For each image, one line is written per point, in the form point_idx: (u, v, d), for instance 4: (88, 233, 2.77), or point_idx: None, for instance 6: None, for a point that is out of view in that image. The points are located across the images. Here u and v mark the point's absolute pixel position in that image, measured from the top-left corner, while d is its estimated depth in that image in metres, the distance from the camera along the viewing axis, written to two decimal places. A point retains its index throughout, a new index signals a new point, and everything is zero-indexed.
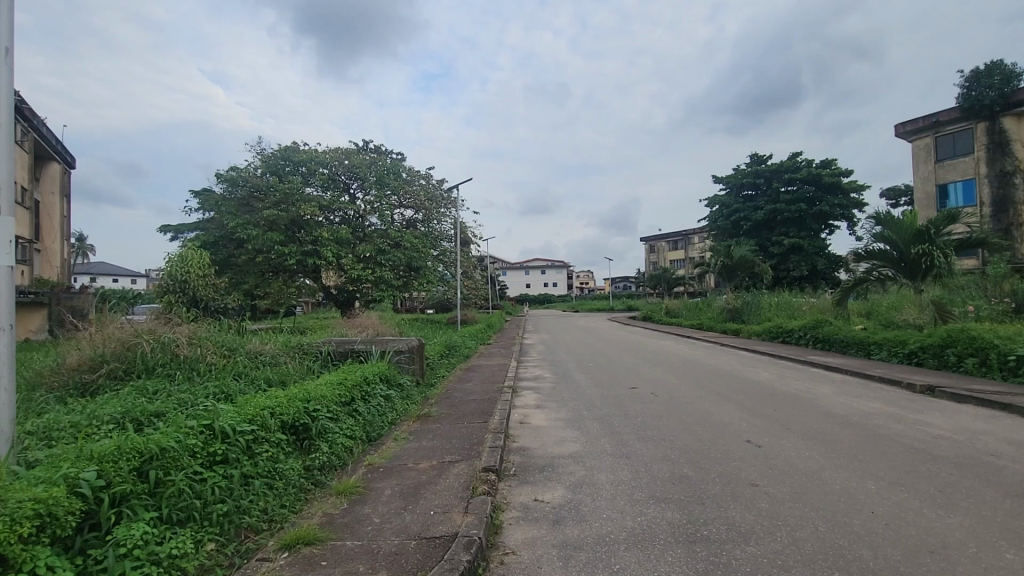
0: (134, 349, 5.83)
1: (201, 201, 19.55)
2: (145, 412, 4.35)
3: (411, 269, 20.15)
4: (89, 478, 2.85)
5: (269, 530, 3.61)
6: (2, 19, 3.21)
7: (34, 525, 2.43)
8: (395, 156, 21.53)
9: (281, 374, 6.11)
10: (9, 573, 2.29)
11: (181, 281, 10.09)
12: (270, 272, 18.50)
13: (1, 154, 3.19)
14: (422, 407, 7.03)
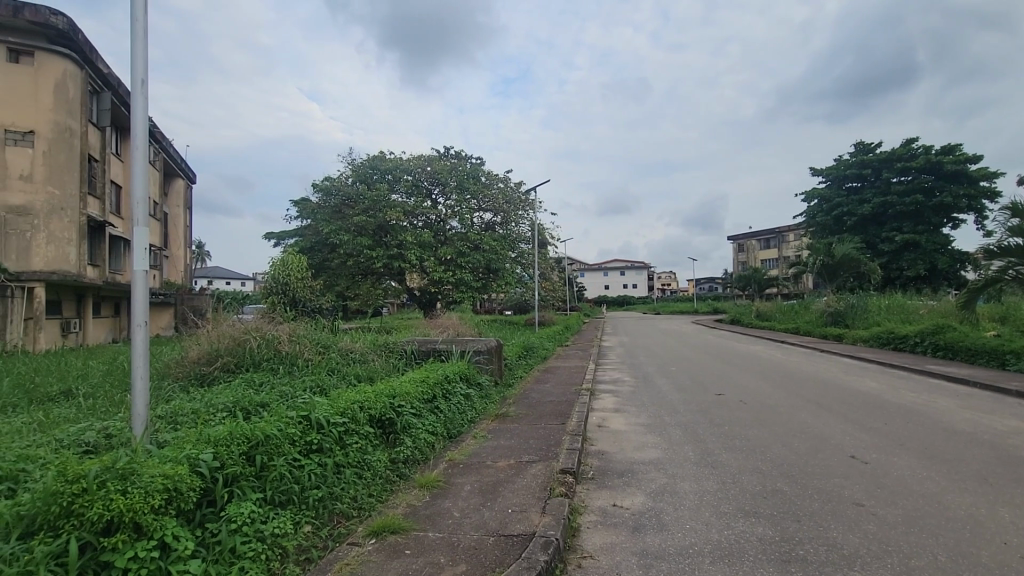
0: (243, 345, 6.43)
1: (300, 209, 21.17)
2: (252, 402, 4.79)
3: (490, 271, 20.58)
4: (206, 459, 3.18)
5: (358, 517, 3.85)
6: (138, 55, 3.67)
7: (163, 498, 2.75)
8: (475, 161, 22.10)
9: (370, 371, 6.48)
10: (143, 539, 2.61)
11: (284, 283, 11.03)
12: (359, 275, 19.69)
13: (137, 172, 3.65)
14: (500, 407, 7.14)
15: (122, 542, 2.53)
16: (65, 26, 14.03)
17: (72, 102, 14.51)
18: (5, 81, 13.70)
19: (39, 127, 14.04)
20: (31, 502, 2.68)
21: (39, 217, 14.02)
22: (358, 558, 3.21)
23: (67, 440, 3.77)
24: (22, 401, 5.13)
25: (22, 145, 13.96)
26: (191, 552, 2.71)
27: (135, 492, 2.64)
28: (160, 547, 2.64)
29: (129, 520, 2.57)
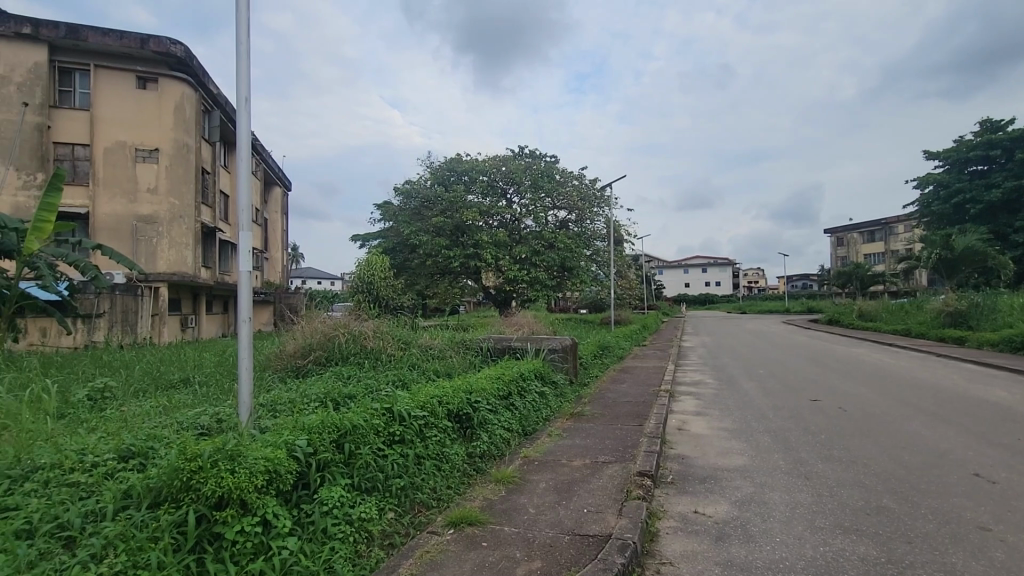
0: (333, 340, 6.87)
1: (383, 212, 22.25)
2: (341, 394, 5.11)
3: (565, 269, 20.52)
4: (301, 445, 3.42)
5: (438, 507, 4.00)
6: (243, 75, 4.03)
7: (265, 479, 2.99)
8: (550, 159, 22.10)
9: (448, 367, 6.71)
10: (249, 515, 2.87)
11: (369, 282, 11.68)
12: (438, 274, 20.38)
13: (242, 182, 4.00)
14: (575, 405, 7.10)
15: (231, 516, 2.80)
16: (183, 53, 15.76)
17: (189, 121, 16.25)
18: (136, 105, 15.60)
19: (163, 145, 15.86)
20: (157, 476, 3.04)
21: (163, 224, 15.83)
22: (438, 547, 3.33)
23: (185, 423, 4.23)
24: (150, 386, 5.83)
25: (150, 161, 15.82)
26: (288, 529, 2.95)
27: (242, 472, 2.90)
28: (262, 523, 2.89)
29: (236, 497, 2.83)
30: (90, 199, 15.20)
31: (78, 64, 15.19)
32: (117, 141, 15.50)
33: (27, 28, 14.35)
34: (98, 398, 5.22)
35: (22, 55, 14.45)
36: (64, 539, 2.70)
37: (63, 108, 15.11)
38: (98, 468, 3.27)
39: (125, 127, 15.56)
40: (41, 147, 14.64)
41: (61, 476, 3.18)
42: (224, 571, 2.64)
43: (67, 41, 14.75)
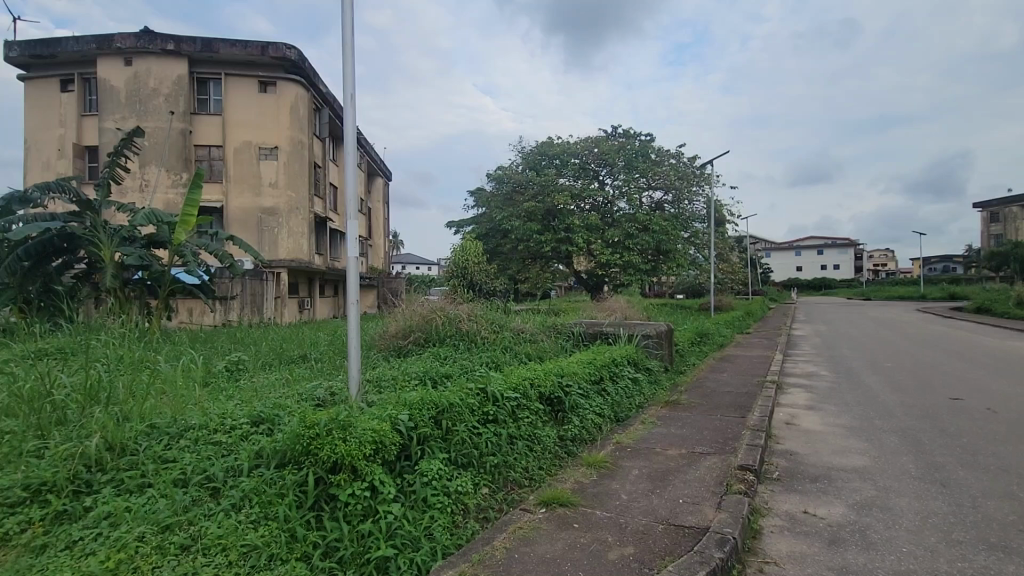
0: (431, 322, 7.21)
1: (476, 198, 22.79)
2: (438, 373, 5.38)
3: (661, 252, 19.80)
4: (404, 419, 3.64)
5: (530, 487, 4.10)
6: (348, 72, 4.30)
7: (372, 448, 3.23)
8: (644, 138, 21.24)
9: (539, 350, 6.79)
10: (360, 481, 3.12)
11: (464, 266, 12.10)
12: (529, 258, 20.59)
13: (349, 172, 4.27)
14: (670, 393, 6.88)
15: (343, 480, 3.07)
16: (296, 57, 17.21)
17: (302, 120, 17.73)
18: (258, 108, 17.29)
19: (281, 143, 17.44)
20: (282, 440, 3.41)
21: (283, 215, 17.48)
22: (530, 524, 3.42)
23: (304, 394, 4.70)
24: (274, 361, 6.54)
25: (270, 158, 17.49)
26: (393, 496, 3.19)
27: (352, 441, 3.15)
28: (370, 488, 3.13)
29: (348, 463, 3.10)
30: (223, 194, 17.16)
31: (212, 74, 17.09)
32: (243, 142, 17.29)
33: (171, 44, 16.27)
34: (233, 370, 5.95)
35: (168, 69, 16.45)
36: (210, 489, 3.13)
37: (201, 114, 17.09)
38: (235, 430, 3.74)
39: (250, 128, 17.32)
40: (184, 149, 16.69)
41: (207, 435, 3.68)
42: (339, 529, 2.92)
43: (203, 54, 16.62)
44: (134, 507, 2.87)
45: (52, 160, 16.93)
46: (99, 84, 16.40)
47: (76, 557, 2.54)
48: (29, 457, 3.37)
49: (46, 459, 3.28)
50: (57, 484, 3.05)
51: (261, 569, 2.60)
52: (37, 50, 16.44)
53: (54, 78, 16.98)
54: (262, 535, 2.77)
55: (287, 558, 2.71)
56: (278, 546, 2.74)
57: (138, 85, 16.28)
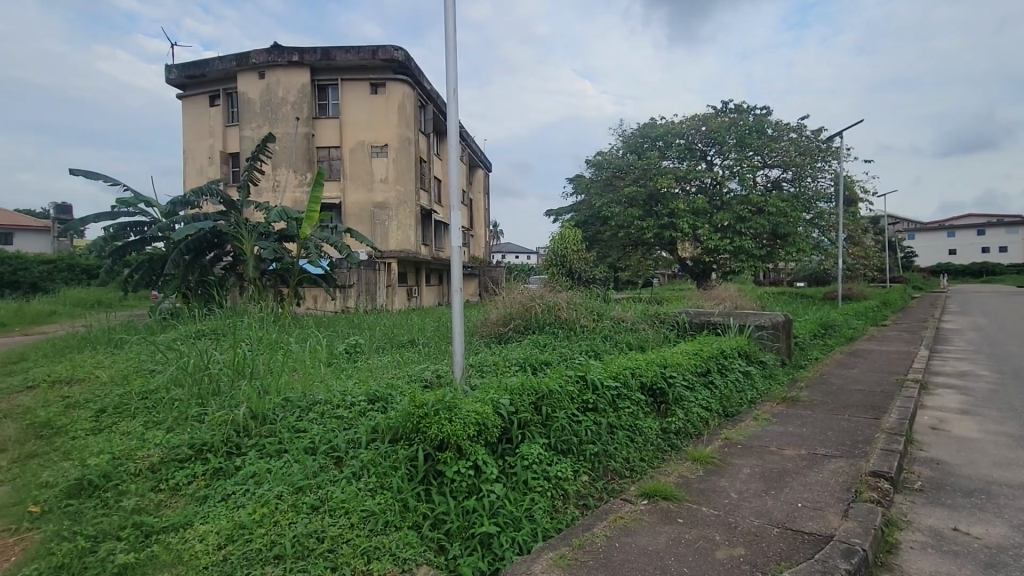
0: (530, 310, 7.30)
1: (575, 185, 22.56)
2: (538, 359, 5.46)
3: (778, 236, 18.25)
4: (505, 403, 3.75)
5: (631, 478, 4.04)
6: (451, 68, 4.45)
7: (475, 430, 3.36)
8: (759, 112, 19.62)
9: (641, 340, 6.61)
10: (464, 460, 3.27)
11: (562, 256, 12.11)
12: (630, 246, 20.03)
13: (451, 165, 4.44)
14: (788, 389, 6.35)
15: (449, 458, 3.24)
16: (402, 57, 18.16)
17: (408, 117, 18.73)
18: (370, 109, 18.55)
19: (390, 141, 18.59)
20: (394, 418, 3.67)
21: (392, 209, 18.67)
22: (631, 514, 3.36)
23: (413, 376, 5.02)
24: (387, 345, 7.05)
25: (381, 156, 18.72)
26: (495, 476, 3.30)
27: (457, 422, 3.31)
28: (474, 468, 3.27)
29: (454, 442, 3.26)
30: (341, 191, 18.71)
31: (330, 80, 18.60)
32: (357, 141, 18.67)
33: (296, 56, 17.94)
34: (351, 352, 6.50)
35: (294, 79, 18.18)
36: (334, 458, 3.47)
37: (321, 118, 18.71)
38: (354, 406, 4.10)
39: (362, 129, 18.66)
40: (308, 152, 18.40)
41: (331, 409, 4.07)
42: (446, 503, 3.09)
43: (322, 62, 18.12)
44: (273, 469, 3.27)
45: (205, 167, 19.56)
46: (239, 97, 18.57)
47: (230, 507, 2.95)
48: (193, 421, 3.97)
49: (206, 424, 3.84)
50: (214, 445, 3.56)
51: (378, 532, 2.83)
52: (192, 72, 19.00)
53: (205, 94, 19.53)
54: (378, 503, 3.02)
55: (400, 525, 2.93)
56: (392, 513, 2.97)
57: (270, 95, 18.18)
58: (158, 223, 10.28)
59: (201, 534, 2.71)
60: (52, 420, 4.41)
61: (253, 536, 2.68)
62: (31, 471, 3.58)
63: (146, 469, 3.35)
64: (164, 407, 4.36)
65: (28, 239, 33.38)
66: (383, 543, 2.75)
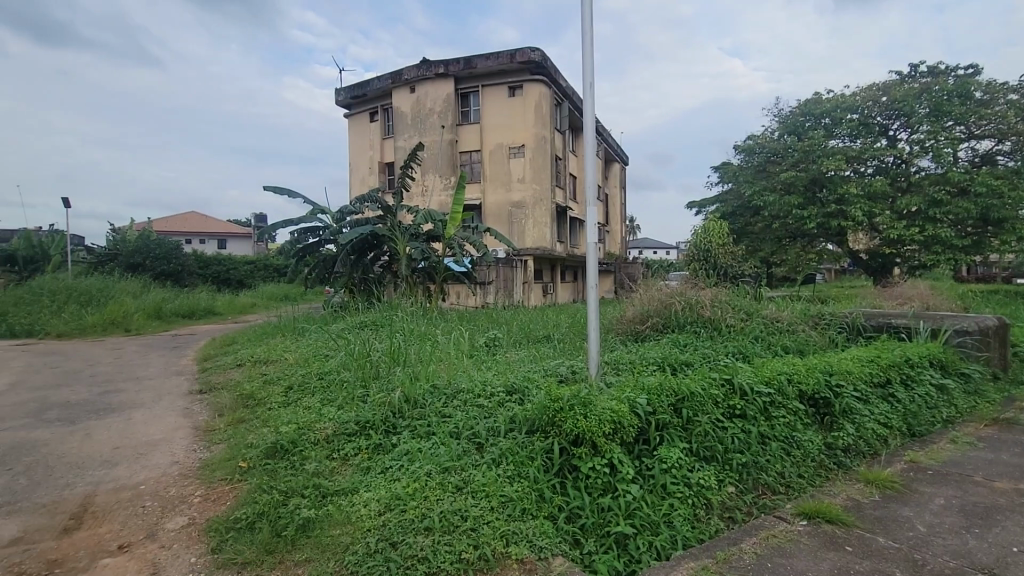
0: (671, 308, 6.93)
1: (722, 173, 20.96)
2: (679, 360, 5.18)
3: (988, 222, 15.07)
4: (642, 403, 3.61)
5: (786, 495, 3.65)
6: (589, 62, 4.40)
7: (611, 428, 3.29)
8: (963, 73, 16.37)
9: (800, 344, 5.91)
10: (598, 458, 3.23)
11: (706, 250, 11.36)
12: (788, 238, 18.03)
13: (588, 161, 4.39)
14: (1001, 410, 5.17)
15: (584, 454, 3.23)
16: (539, 57, 18.49)
17: (544, 116, 19.06)
18: (508, 111, 19.26)
19: (527, 141, 19.10)
20: (531, 410, 3.77)
21: (529, 207, 19.20)
22: (786, 534, 3.03)
23: (549, 370, 5.10)
24: (524, 339, 7.27)
25: (518, 156, 19.34)
26: (631, 478, 3.22)
27: (592, 418, 3.29)
28: (610, 466, 3.23)
29: (588, 438, 3.24)
30: (481, 192, 19.73)
31: (471, 87, 19.68)
32: (497, 143, 19.50)
33: (441, 68, 19.28)
34: (491, 346, 6.82)
35: (440, 89, 19.59)
36: (475, 443, 3.68)
37: (464, 124, 19.89)
38: (494, 396, 4.31)
39: (501, 131, 19.45)
40: (452, 156, 19.72)
41: (473, 398, 4.31)
42: (581, 498, 3.09)
43: (465, 71, 19.24)
44: (423, 450, 3.57)
45: (367, 176, 22.05)
46: (394, 111, 20.55)
47: (387, 479, 3.29)
48: (359, 401, 4.51)
49: (370, 404, 4.35)
50: (375, 423, 4.01)
51: (516, 518, 2.93)
52: (356, 92, 21.48)
53: (366, 112, 21.96)
54: (516, 490, 3.12)
55: (537, 514, 2.99)
56: (529, 502, 3.05)
57: (420, 107, 19.83)
58: (331, 227, 11.84)
59: (364, 501, 3.06)
60: (255, 393, 5.34)
61: (407, 507, 2.94)
62: (239, 433, 4.38)
63: (323, 440, 3.89)
64: (335, 387, 5.02)
65: (239, 244, 40.98)
66: (521, 528, 2.84)
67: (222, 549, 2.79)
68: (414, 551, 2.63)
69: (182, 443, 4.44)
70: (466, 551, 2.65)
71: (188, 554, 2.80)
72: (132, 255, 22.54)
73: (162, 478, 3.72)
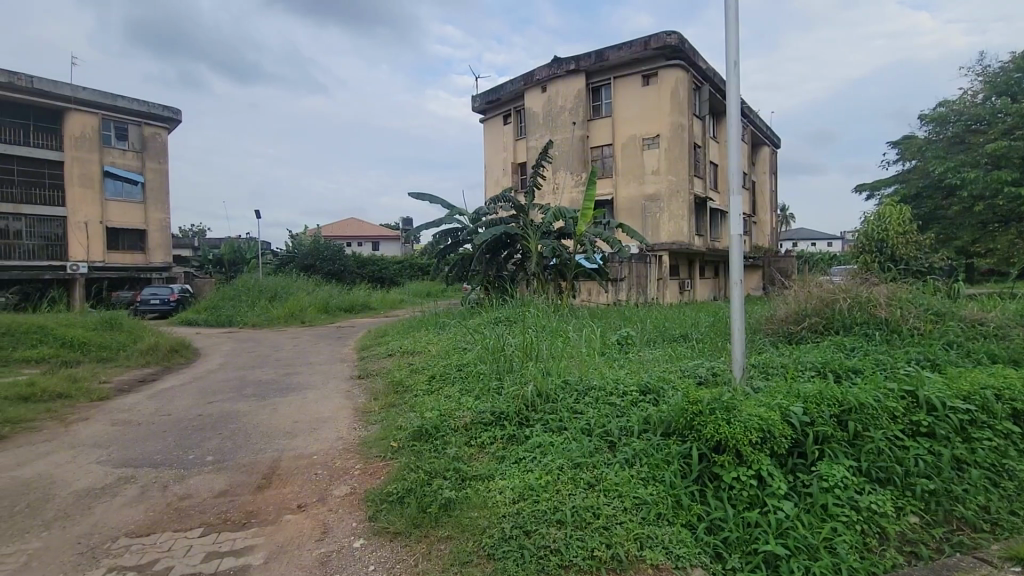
0: (833, 306, 6.13)
1: (902, 149, 18.04)
2: (844, 365, 4.55)
3: None
4: (797, 412, 3.23)
5: (992, 535, 3.00)
6: (733, 39, 4.07)
7: (758, 436, 3.00)
8: None
9: (1015, 353, 4.81)
10: (745, 469, 2.97)
11: (880, 241, 9.89)
12: (996, 223, 14.44)
13: (731, 148, 4.06)
14: None
15: (727, 462, 2.99)
16: (676, 41, 17.56)
17: (681, 103, 18.08)
18: (642, 102, 18.64)
19: (662, 130, 18.31)
20: (667, 411, 3.59)
21: (664, 200, 18.39)
22: None
23: (687, 371, 4.82)
24: (659, 338, 6.97)
25: (653, 147, 18.61)
26: (783, 493, 2.91)
27: (737, 424, 3.03)
28: (757, 478, 2.95)
29: (733, 446, 2.99)
30: (613, 187, 19.37)
31: (603, 80, 19.39)
32: (629, 136, 18.98)
33: (573, 64, 19.30)
34: (623, 343, 6.65)
35: (571, 86, 19.62)
36: (608, 441, 3.60)
37: (595, 119, 19.68)
38: (626, 395, 4.19)
39: (634, 123, 18.88)
40: (584, 152, 19.64)
41: (605, 396, 4.24)
42: (724, 509, 2.87)
43: (596, 64, 19.02)
44: (555, 444, 3.60)
45: (500, 178, 22.96)
46: (526, 112, 21.08)
47: (521, 469, 3.38)
48: (494, 393, 4.71)
49: (504, 396, 4.51)
50: (509, 415, 4.15)
51: (651, 522, 2.81)
52: (490, 98, 22.45)
53: (500, 115, 22.86)
54: (652, 493, 2.99)
55: (674, 521, 2.84)
56: (665, 507, 2.91)
57: (551, 106, 20.09)
58: (468, 227, 12.53)
59: (499, 488, 3.18)
60: (403, 380, 5.87)
61: (540, 498, 2.99)
62: (390, 416, 4.85)
63: (463, 427, 4.13)
64: (473, 378, 5.29)
65: (389, 246, 45.41)
66: (656, 534, 2.72)
67: (378, 517, 3.11)
68: (546, 542, 2.66)
69: (345, 421, 5.06)
70: (598, 549, 2.61)
71: (350, 519, 3.17)
72: (306, 257, 26.24)
73: (330, 450, 4.27)
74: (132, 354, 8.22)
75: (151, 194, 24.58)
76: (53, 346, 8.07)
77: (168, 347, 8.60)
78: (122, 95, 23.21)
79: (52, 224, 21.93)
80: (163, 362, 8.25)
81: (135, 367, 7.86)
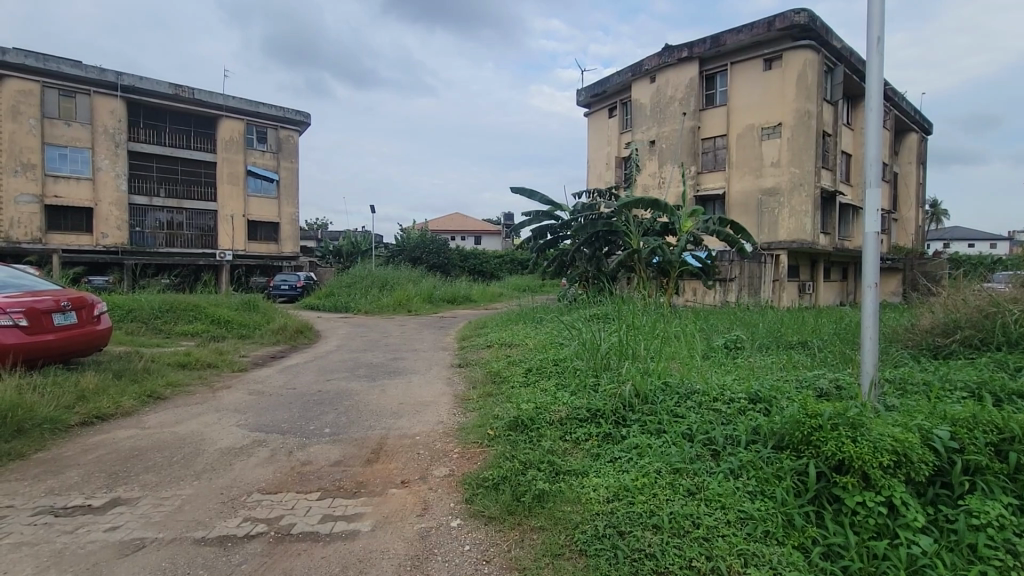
0: (994, 319, 5.26)
1: None
2: (1006, 388, 3.88)
3: None
4: (942, 436, 2.82)
5: None
6: (875, 15, 3.62)
7: (892, 459, 2.67)
8: None
9: None
10: (874, 493, 2.64)
11: None
12: None
13: (870, 137, 3.60)
14: None
15: (851, 485, 2.67)
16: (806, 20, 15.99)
17: (809, 87, 16.47)
18: (760, 89, 17.30)
19: (785, 118, 16.86)
20: (779, 423, 3.31)
21: (784, 195, 16.97)
22: None
23: (805, 381, 4.39)
24: (773, 343, 6.46)
25: (772, 138, 17.21)
26: (920, 526, 2.57)
27: (865, 444, 2.70)
28: (888, 506, 2.63)
29: (859, 466, 2.67)
30: (724, 181, 18.22)
31: (718, 68, 18.26)
32: (744, 126, 17.71)
33: (685, 51, 18.36)
34: (730, 347, 6.24)
35: (683, 75, 18.71)
36: (710, 450, 3.41)
37: (707, 109, 18.61)
38: (734, 402, 3.92)
39: (750, 110, 17.59)
40: (693, 145, 18.66)
41: (709, 401, 4.00)
42: (845, 535, 2.60)
43: (712, 51, 17.95)
44: (653, 446, 3.48)
45: (602, 173, 22.65)
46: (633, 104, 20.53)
47: (616, 469, 3.31)
48: (589, 390, 4.64)
49: (600, 394, 4.43)
50: (605, 412, 4.09)
51: (757, 539, 2.61)
52: (596, 90, 22.17)
53: (605, 108, 22.48)
54: (758, 508, 2.77)
55: (783, 541, 2.61)
56: (774, 525, 2.68)
57: (659, 97, 19.36)
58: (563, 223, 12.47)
59: (594, 485, 3.14)
60: (501, 371, 6.02)
61: (635, 500, 2.91)
62: (487, 406, 4.98)
63: (559, 421, 4.13)
64: (569, 373, 5.30)
65: (492, 241, 46.80)
66: (763, 552, 2.51)
67: (473, 501, 3.22)
68: (641, 546, 2.58)
69: (446, 407, 5.30)
70: (697, 560, 2.49)
71: (449, 499, 3.32)
72: (414, 250, 28.00)
73: (432, 433, 4.49)
74: (265, 332, 9.28)
75: (284, 190, 27.58)
76: (204, 322, 9.37)
77: (295, 329, 9.57)
78: (262, 102, 26.28)
79: (206, 217, 25.33)
80: (290, 341, 9.20)
81: (268, 344, 8.86)
